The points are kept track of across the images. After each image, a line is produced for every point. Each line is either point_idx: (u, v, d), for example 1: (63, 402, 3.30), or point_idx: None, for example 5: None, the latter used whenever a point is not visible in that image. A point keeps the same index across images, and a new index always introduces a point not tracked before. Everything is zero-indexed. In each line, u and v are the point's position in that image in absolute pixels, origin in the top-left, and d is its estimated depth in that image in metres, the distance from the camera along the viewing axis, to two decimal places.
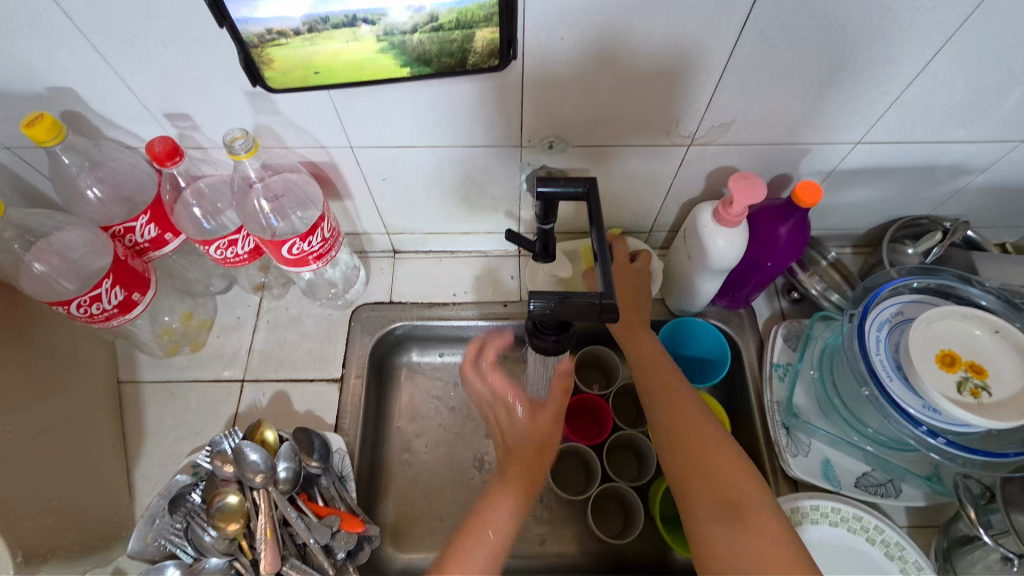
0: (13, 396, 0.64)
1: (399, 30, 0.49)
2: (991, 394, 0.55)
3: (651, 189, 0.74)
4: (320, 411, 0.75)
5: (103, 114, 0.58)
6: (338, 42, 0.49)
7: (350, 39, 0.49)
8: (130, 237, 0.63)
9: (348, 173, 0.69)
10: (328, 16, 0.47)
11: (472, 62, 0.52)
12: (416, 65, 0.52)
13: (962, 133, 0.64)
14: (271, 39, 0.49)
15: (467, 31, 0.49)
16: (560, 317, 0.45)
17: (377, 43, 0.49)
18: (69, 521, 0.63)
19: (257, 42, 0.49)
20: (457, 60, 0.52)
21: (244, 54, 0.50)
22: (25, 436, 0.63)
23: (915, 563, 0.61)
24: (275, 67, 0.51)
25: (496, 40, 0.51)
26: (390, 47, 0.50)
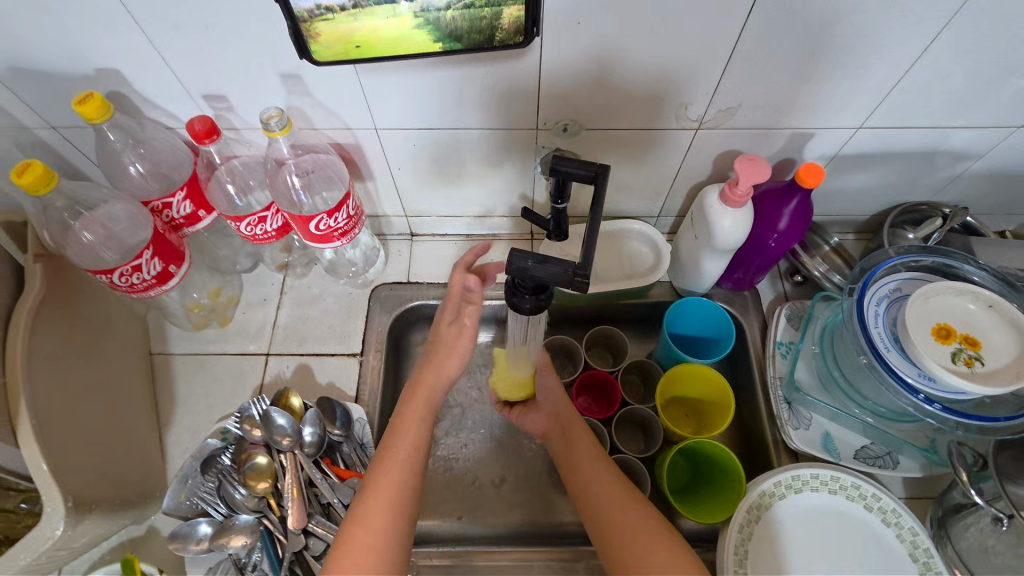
0: (62, 361, 0.64)
1: (434, 7, 0.51)
2: (984, 364, 0.57)
3: (660, 174, 0.77)
4: (342, 384, 0.79)
5: (146, 95, 0.62)
6: (378, 18, 0.51)
7: (389, 15, 0.51)
8: (167, 213, 0.67)
9: (372, 155, 0.72)
10: None
11: (499, 39, 0.54)
12: (449, 41, 0.54)
13: (961, 120, 0.66)
14: (320, 14, 0.50)
15: (495, 9, 0.51)
16: (536, 275, 0.50)
17: (413, 19, 0.51)
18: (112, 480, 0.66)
19: (307, 17, 0.51)
20: (485, 37, 0.54)
21: (293, 27, 0.52)
22: (72, 399, 0.64)
23: (911, 529, 0.64)
24: (322, 38, 0.53)
25: (520, 18, 0.52)
26: (425, 23, 0.52)
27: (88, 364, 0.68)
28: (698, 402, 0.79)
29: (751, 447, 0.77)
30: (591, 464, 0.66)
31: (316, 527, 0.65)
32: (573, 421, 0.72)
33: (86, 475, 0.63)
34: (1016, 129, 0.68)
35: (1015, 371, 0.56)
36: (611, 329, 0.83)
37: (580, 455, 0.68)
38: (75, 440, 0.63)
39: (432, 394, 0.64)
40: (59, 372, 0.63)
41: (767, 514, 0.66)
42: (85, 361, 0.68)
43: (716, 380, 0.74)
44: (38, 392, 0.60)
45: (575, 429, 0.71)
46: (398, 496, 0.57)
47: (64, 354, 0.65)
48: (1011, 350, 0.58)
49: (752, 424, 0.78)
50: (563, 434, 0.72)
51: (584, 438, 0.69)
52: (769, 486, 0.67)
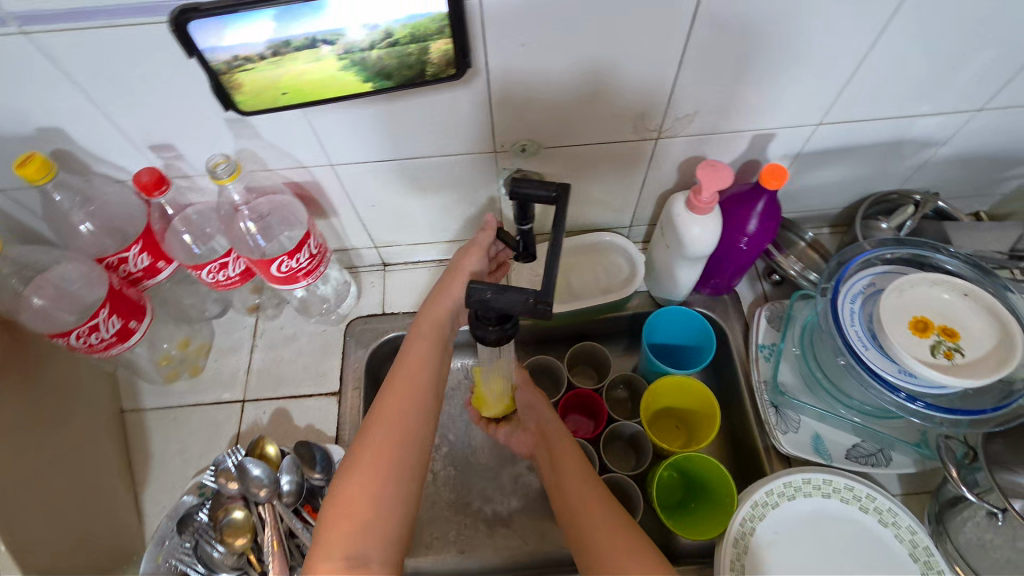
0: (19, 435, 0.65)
1: (358, 48, 0.49)
2: (964, 355, 0.56)
3: (627, 186, 0.76)
4: (321, 425, 0.77)
5: (91, 150, 0.60)
6: (303, 63, 0.50)
7: (313, 60, 0.49)
8: (123, 267, 0.64)
9: (331, 191, 0.71)
10: (290, 39, 0.47)
11: (431, 72, 0.53)
12: (378, 81, 0.53)
13: (924, 107, 0.66)
14: (239, 65, 0.49)
15: (423, 44, 0.50)
16: (497, 307, 0.49)
17: (338, 62, 0.50)
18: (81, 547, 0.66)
19: (226, 68, 0.50)
20: (417, 73, 0.53)
21: (213, 80, 0.51)
22: (31, 471, 0.65)
23: (908, 528, 0.63)
24: (246, 91, 0.52)
25: (449, 51, 0.51)
26: (351, 65, 0.50)
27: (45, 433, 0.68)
28: (685, 412, 0.77)
29: (742, 454, 0.76)
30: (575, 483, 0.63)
31: None
32: (560, 440, 0.70)
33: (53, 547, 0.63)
34: (977, 113, 0.67)
35: (996, 360, 0.55)
36: (592, 345, 0.81)
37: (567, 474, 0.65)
38: (38, 513, 0.63)
39: (441, 329, 0.58)
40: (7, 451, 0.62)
41: (761, 525, 0.64)
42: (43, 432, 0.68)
43: (694, 389, 0.73)
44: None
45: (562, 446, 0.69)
46: (411, 417, 0.52)
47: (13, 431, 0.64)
48: (990, 338, 0.57)
49: (741, 431, 0.76)
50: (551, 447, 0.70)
51: (570, 457, 0.67)
52: (761, 495, 0.65)
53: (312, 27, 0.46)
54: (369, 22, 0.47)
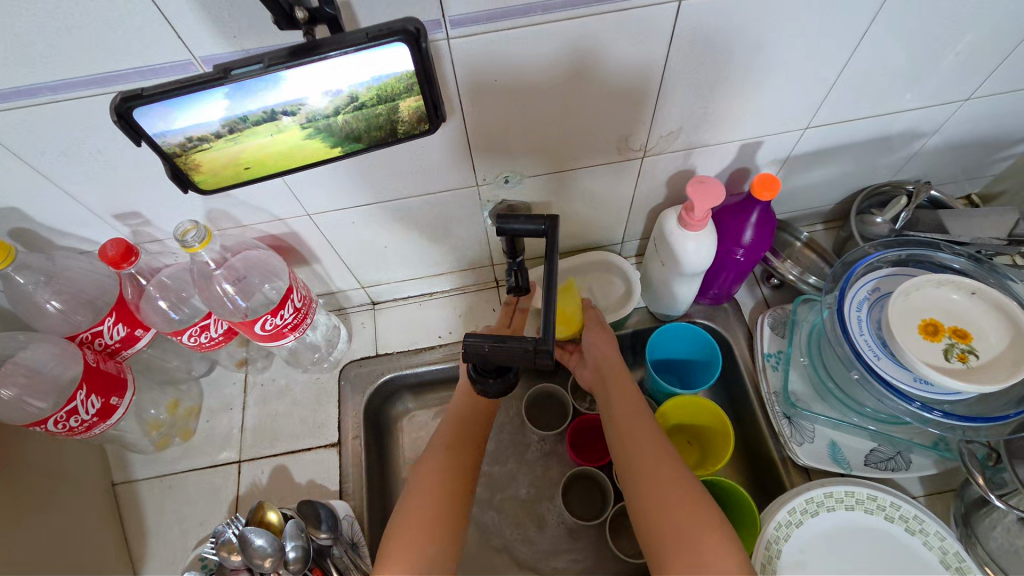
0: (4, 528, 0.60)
1: (321, 115, 0.46)
2: (979, 357, 0.54)
3: (615, 204, 0.74)
4: (322, 479, 0.74)
5: (51, 225, 0.57)
6: (261, 137, 0.46)
7: (274, 132, 0.46)
8: (99, 341, 0.61)
9: (311, 239, 0.68)
10: (246, 115, 0.43)
11: (404, 130, 0.50)
12: (347, 143, 0.50)
13: (910, 101, 0.64)
14: (194, 146, 0.45)
15: (391, 104, 0.46)
16: (495, 359, 0.46)
17: (302, 130, 0.47)
18: None
19: (180, 152, 0.45)
20: (387, 131, 0.50)
21: (169, 166, 0.46)
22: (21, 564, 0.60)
23: (937, 534, 0.61)
24: (206, 173, 0.48)
25: (419, 108, 0.47)
26: (315, 132, 0.47)
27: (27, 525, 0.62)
28: (699, 429, 0.74)
29: (759, 466, 0.74)
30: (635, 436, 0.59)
31: None
32: (622, 389, 0.65)
33: None
34: (964, 102, 0.66)
35: (1011, 360, 0.54)
36: None
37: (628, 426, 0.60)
38: None
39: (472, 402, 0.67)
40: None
41: (786, 545, 0.62)
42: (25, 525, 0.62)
43: (706, 409, 0.71)
44: None
45: (621, 395, 0.64)
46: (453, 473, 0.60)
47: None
48: (1004, 339, 0.55)
49: (756, 443, 0.74)
50: (608, 393, 0.65)
51: (631, 408, 0.62)
52: (784, 515, 0.63)
53: (270, 100, 0.42)
54: (330, 90, 0.43)
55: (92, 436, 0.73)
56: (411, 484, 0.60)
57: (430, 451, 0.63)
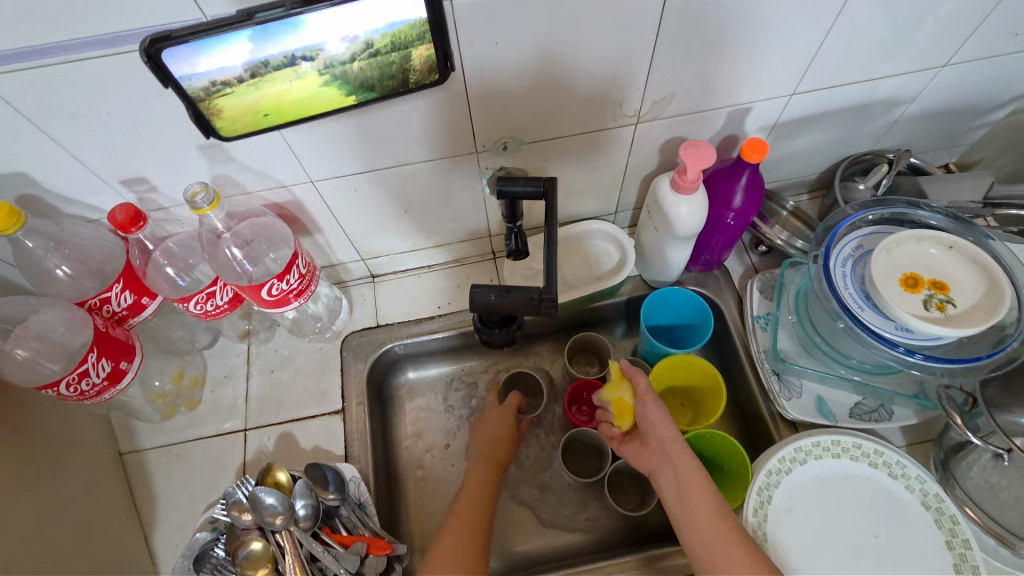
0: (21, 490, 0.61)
1: (338, 61, 0.48)
2: (956, 306, 0.58)
3: (609, 173, 0.76)
4: (328, 445, 0.76)
5: (58, 192, 0.58)
6: (281, 83, 0.49)
7: (293, 78, 0.49)
8: (107, 308, 0.63)
9: (313, 208, 0.69)
10: (267, 60, 0.47)
11: (415, 80, 0.52)
12: (362, 92, 0.52)
13: (890, 68, 0.67)
14: (217, 91, 0.48)
15: (404, 52, 0.49)
16: (501, 309, 0.48)
17: (319, 77, 0.49)
18: None
19: (203, 95, 0.48)
20: (400, 81, 0.52)
21: (192, 109, 0.49)
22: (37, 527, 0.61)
23: (918, 477, 0.64)
24: (226, 120, 0.51)
25: (431, 56, 0.51)
26: (332, 79, 0.50)
27: (46, 487, 0.64)
28: (692, 390, 0.77)
29: (751, 423, 0.77)
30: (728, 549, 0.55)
31: None
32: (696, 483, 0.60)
33: None
34: (941, 69, 0.69)
35: (987, 307, 0.57)
36: (591, 335, 0.82)
37: (718, 535, 0.56)
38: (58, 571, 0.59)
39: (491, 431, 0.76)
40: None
41: (776, 492, 0.65)
42: (41, 486, 0.64)
43: (705, 368, 0.73)
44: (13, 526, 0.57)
45: (699, 494, 0.59)
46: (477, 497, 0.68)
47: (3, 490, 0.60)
48: (980, 289, 0.58)
49: (748, 401, 0.78)
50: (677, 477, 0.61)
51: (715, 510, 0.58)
52: (775, 464, 0.66)
53: (289, 44, 0.46)
54: (347, 35, 0.46)
55: (99, 405, 0.74)
56: (449, 515, 0.66)
57: (465, 489, 0.70)
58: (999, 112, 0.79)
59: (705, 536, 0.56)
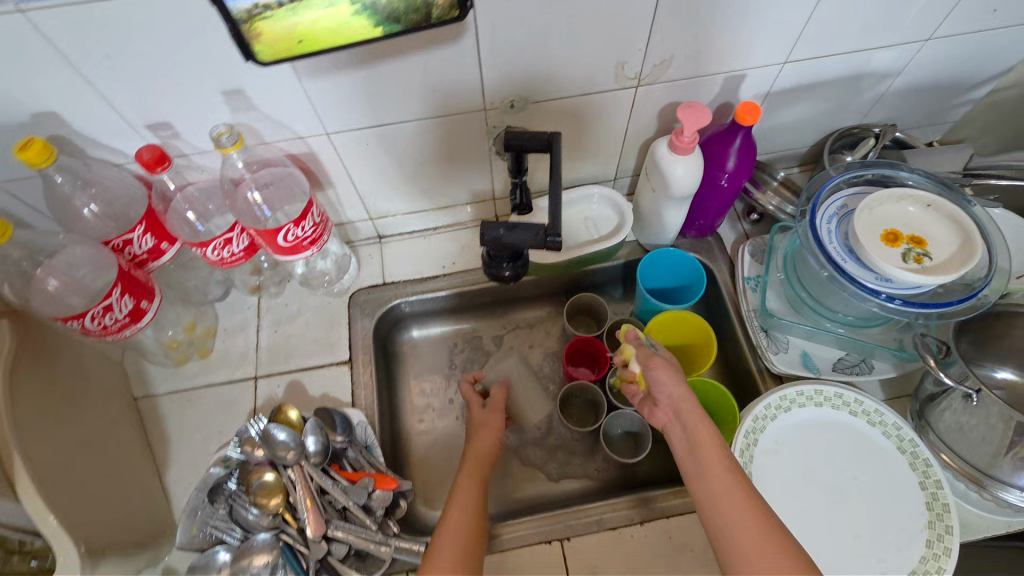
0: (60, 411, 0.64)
1: None
2: (932, 259, 0.62)
3: (610, 138, 0.79)
4: (336, 393, 0.79)
5: (86, 134, 0.60)
6: (316, 8, 0.50)
7: (327, 4, 0.50)
8: (128, 250, 0.65)
9: (327, 161, 0.72)
10: None
11: (437, 15, 0.53)
12: (388, 24, 0.53)
13: (877, 40, 0.71)
14: (259, 13, 0.49)
15: None
16: (508, 242, 0.52)
17: (350, 5, 0.50)
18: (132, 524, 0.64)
19: (246, 17, 0.49)
20: (423, 15, 0.53)
21: (232, 30, 0.49)
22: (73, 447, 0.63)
23: (894, 424, 0.69)
24: (264, 43, 0.51)
25: None
26: (362, 8, 0.51)
27: (78, 414, 0.66)
28: (681, 351, 0.81)
29: (740, 380, 0.81)
30: (738, 510, 0.55)
31: (336, 531, 0.64)
32: (709, 444, 0.60)
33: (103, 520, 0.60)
34: (925, 42, 0.73)
35: (959, 260, 0.61)
36: (589, 296, 0.85)
37: (728, 497, 0.56)
38: (88, 494, 0.61)
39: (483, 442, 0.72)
40: (47, 426, 0.60)
41: (762, 436, 0.69)
42: (81, 408, 0.67)
43: (695, 324, 0.77)
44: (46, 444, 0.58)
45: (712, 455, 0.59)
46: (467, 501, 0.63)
47: (49, 402, 0.62)
48: (953, 243, 0.62)
49: (737, 359, 0.81)
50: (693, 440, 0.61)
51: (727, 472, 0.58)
52: (761, 410, 0.70)
53: None
54: None
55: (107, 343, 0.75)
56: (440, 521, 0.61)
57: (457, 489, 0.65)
58: (980, 90, 0.83)
59: (715, 494, 0.57)
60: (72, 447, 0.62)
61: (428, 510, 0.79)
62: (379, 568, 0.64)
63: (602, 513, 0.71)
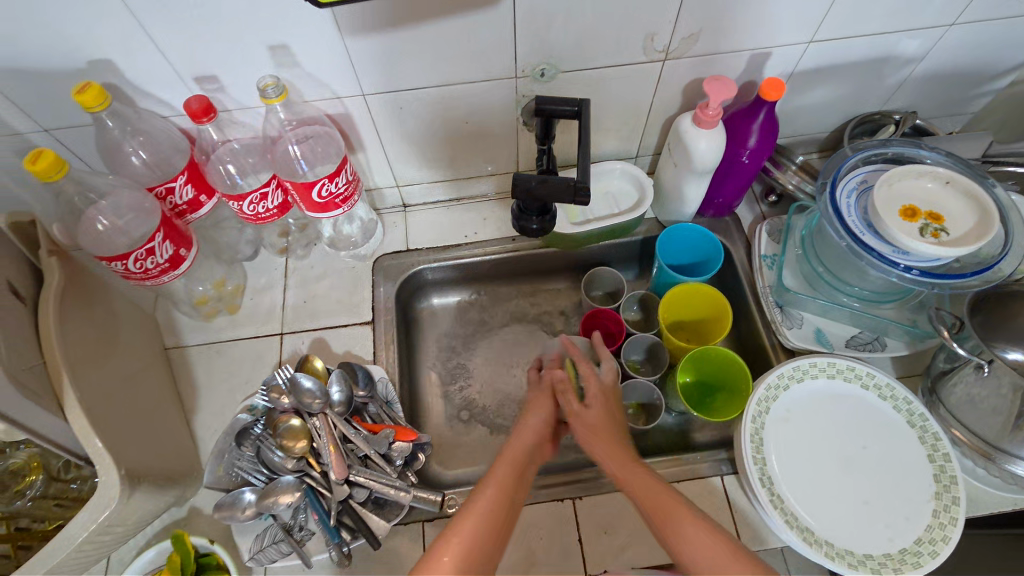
0: (109, 346, 0.67)
1: None
2: (949, 234, 0.63)
3: (635, 113, 0.81)
4: (358, 350, 0.81)
5: (137, 84, 0.63)
6: None
7: None
8: (170, 199, 0.68)
9: (360, 124, 0.75)
10: None
11: None
12: None
13: (901, 23, 0.72)
14: None
15: None
16: (539, 195, 0.54)
17: None
18: (166, 459, 0.67)
19: None
20: None
21: None
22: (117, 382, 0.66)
23: (905, 399, 0.70)
24: None
25: None
26: None
27: (120, 351, 0.69)
28: (696, 324, 0.83)
29: (752, 355, 0.83)
30: (692, 537, 0.54)
31: (358, 476, 0.67)
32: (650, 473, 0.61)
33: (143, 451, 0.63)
34: (950, 27, 0.74)
35: (974, 236, 0.62)
36: (605, 269, 0.86)
37: (676, 522, 0.56)
38: (132, 424, 0.64)
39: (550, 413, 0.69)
40: (93, 357, 0.61)
41: (774, 404, 0.70)
42: (123, 346, 0.70)
43: (711, 296, 0.78)
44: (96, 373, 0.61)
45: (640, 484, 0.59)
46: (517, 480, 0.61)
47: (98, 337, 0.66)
48: (969, 220, 0.64)
49: (750, 335, 0.83)
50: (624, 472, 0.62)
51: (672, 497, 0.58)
52: (774, 379, 0.71)
53: None
54: None
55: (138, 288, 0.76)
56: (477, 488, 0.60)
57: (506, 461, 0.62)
58: (1001, 80, 0.84)
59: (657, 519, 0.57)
60: (116, 381, 0.65)
61: (442, 469, 0.81)
62: (397, 515, 0.67)
63: (614, 474, 0.73)
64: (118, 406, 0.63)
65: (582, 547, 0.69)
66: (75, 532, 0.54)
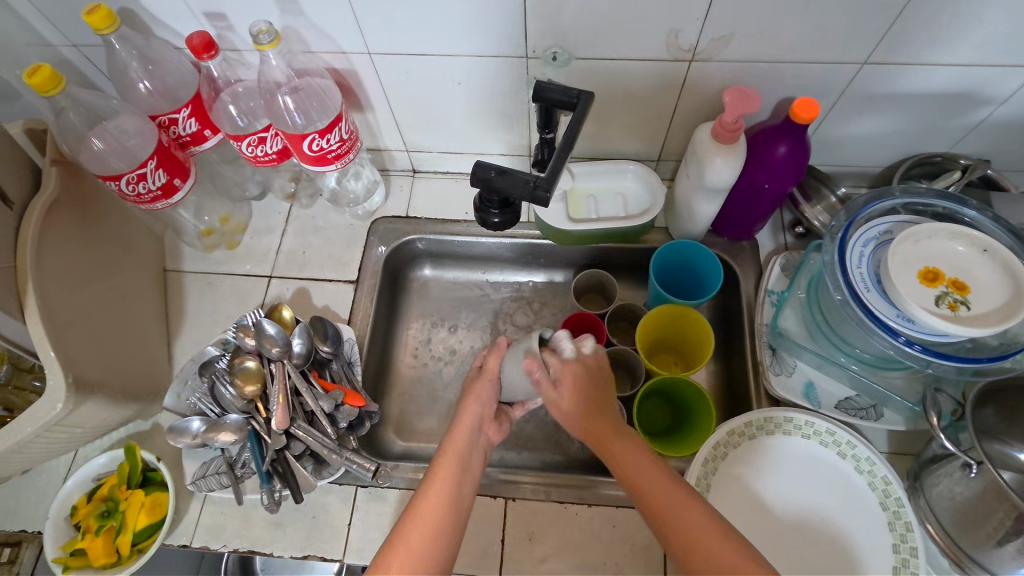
0: (102, 256, 0.70)
1: None
2: (970, 308, 0.55)
3: (657, 114, 0.75)
4: (336, 307, 0.83)
5: (152, 13, 0.65)
6: None
7: None
8: (173, 129, 0.71)
9: (368, 82, 0.74)
10: None
11: None
12: None
13: (980, 55, 0.62)
14: None
15: None
16: (498, 186, 0.57)
17: None
18: (133, 375, 0.71)
19: None
20: None
21: None
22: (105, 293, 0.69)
23: (883, 478, 0.63)
24: None
25: None
26: None
27: (117, 267, 0.73)
28: (679, 344, 0.78)
29: (733, 394, 0.77)
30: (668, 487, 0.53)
31: (297, 430, 0.69)
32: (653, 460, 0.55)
33: (104, 363, 0.66)
34: None
35: (998, 316, 0.54)
36: (601, 273, 0.81)
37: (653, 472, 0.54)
38: (104, 337, 0.67)
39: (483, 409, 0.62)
40: (78, 264, 0.66)
41: (732, 452, 0.66)
42: (123, 260, 0.75)
43: (697, 321, 0.72)
44: (73, 281, 0.64)
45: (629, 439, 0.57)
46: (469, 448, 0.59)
47: (95, 246, 0.69)
48: (998, 296, 0.55)
49: (736, 372, 0.77)
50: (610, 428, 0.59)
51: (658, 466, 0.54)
52: (739, 425, 0.67)
53: None
54: None
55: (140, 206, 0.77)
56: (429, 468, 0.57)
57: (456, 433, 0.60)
58: None
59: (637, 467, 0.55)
60: (105, 293, 0.69)
61: (395, 439, 0.81)
62: (327, 475, 0.69)
63: (553, 483, 0.71)
64: (96, 315, 0.66)
65: (503, 547, 0.68)
66: (26, 424, 0.59)
